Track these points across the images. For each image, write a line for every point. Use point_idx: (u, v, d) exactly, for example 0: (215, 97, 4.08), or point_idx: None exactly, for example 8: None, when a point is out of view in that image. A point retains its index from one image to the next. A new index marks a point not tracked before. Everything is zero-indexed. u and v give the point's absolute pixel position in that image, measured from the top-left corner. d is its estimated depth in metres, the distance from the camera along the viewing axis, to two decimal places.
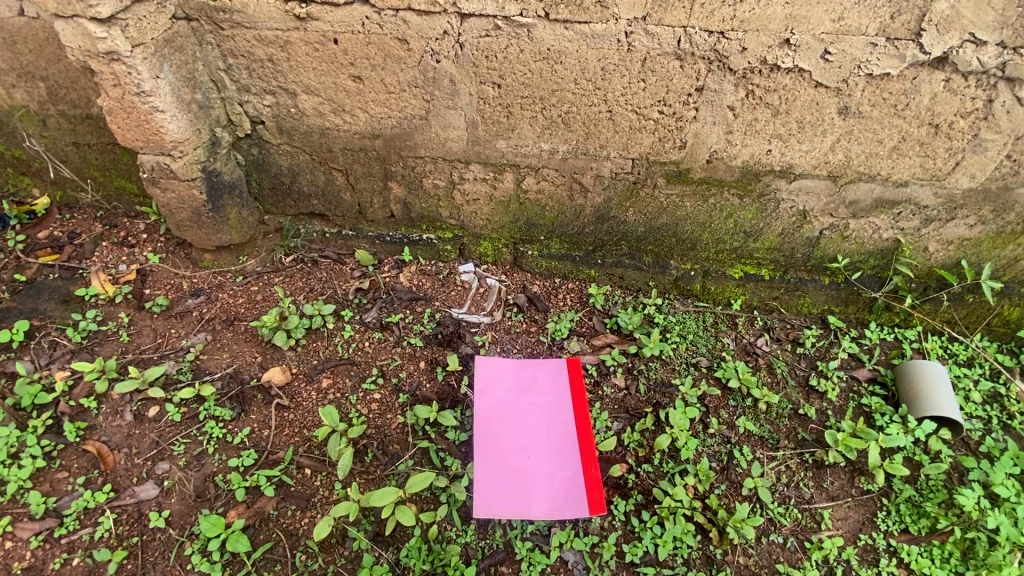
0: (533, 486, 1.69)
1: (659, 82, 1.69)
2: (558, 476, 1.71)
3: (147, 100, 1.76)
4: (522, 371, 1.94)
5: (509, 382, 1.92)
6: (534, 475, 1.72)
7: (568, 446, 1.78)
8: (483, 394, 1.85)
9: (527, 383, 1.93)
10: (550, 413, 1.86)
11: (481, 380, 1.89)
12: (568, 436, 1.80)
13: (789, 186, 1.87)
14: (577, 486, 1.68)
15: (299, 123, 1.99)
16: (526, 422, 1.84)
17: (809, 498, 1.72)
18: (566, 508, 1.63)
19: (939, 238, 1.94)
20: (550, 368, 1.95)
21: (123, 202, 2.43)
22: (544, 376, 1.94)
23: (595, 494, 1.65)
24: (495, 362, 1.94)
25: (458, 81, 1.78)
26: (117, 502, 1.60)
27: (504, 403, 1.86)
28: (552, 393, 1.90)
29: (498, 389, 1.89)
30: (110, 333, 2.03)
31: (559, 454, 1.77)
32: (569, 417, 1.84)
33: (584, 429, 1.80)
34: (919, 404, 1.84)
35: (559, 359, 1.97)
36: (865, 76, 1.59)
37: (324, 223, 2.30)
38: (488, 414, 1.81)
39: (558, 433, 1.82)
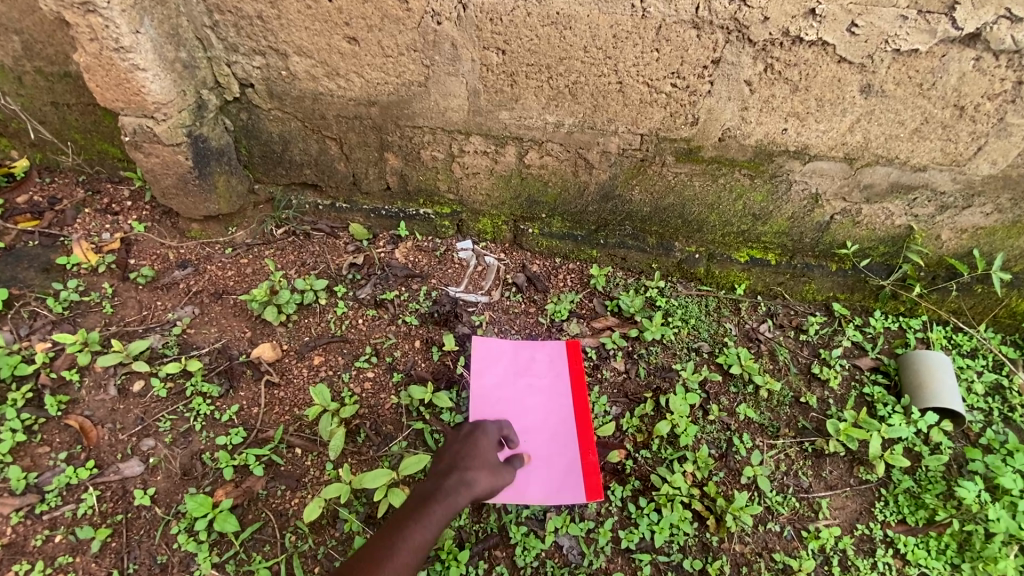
0: (527, 472, 1.66)
1: (673, 52, 1.59)
2: (554, 460, 1.68)
3: (127, 57, 1.65)
4: (520, 352, 1.89)
5: (506, 363, 1.86)
6: (530, 459, 1.68)
7: (566, 430, 1.74)
8: (479, 375, 1.81)
9: (525, 365, 1.87)
10: (548, 395, 1.82)
11: (478, 360, 1.84)
12: (566, 419, 1.76)
13: (802, 168, 1.79)
14: (574, 472, 1.65)
15: (290, 87, 1.88)
16: (523, 404, 1.80)
17: (807, 487, 1.70)
18: (561, 493, 1.60)
19: (953, 226, 1.88)
20: (549, 352, 1.90)
21: (106, 167, 2.32)
22: (543, 358, 1.89)
23: (592, 480, 1.62)
24: (492, 343, 1.89)
25: (459, 46, 1.67)
26: (100, 479, 1.55)
27: (502, 384, 1.81)
28: (551, 376, 1.85)
29: (495, 370, 1.84)
30: (93, 304, 1.96)
31: (556, 438, 1.73)
32: (568, 400, 1.80)
33: (582, 413, 1.77)
34: (922, 394, 1.81)
35: (558, 342, 1.92)
36: (891, 52, 1.50)
37: (317, 194, 2.21)
38: (484, 395, 1.77)
39: (556, 416, 1.78)
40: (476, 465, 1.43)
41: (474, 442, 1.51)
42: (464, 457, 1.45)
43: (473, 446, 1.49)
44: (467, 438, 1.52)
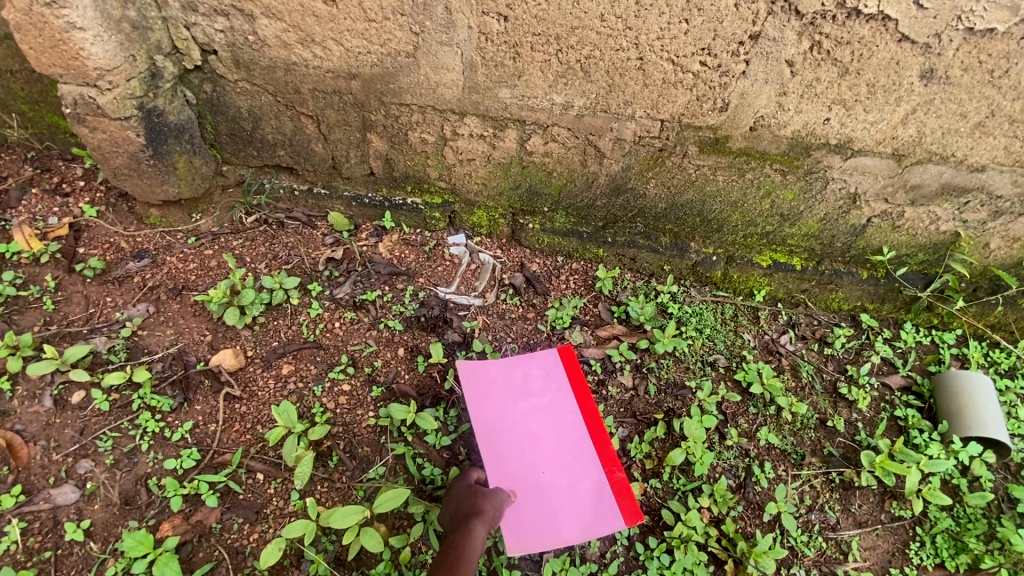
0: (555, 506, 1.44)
1: (705, 24, 1.36)
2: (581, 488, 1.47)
3: (60, 13, 1.41)
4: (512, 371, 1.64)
5: (500, 387, 1.61)
6: (555, 489, 1.47)
7: (585, 450, 1.52)
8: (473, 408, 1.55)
9: (520, 385, 1.62)
10: (554, 414, 1.58)
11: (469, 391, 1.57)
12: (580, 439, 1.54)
13: (842, 164, 1.57)
14: (606, 495, 1.46)
15: (258, 54, 1.63)
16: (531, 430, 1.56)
17: (834, 524, 1.52)
18: (599, 523, 1.42)
19: (1005, 234, 1.68)
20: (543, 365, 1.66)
21: (57, 142, 2.07)
22: (538, 373, 1.65)
23: (628, 501, 1.43)
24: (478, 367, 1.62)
25: (454, 10, 1.43)
26: (27, 508, 1.34)
27: (502, 412, 1.56)
28: (551, 392, 1.62)
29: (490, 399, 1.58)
30: (32, 299, 1.72)
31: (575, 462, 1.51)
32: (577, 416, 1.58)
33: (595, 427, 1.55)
34: (961, 420, 1.62)
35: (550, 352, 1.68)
36: (963, 31, 1.28)
37: (291, 178, 1.96)
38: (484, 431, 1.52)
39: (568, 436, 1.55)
40: (484, 506, 1.28)
41: (473, 489, 1.35)
42: (467, 504, 1.30)
43: (473, 492, 1.33)
44: (464, 488, 1.36)
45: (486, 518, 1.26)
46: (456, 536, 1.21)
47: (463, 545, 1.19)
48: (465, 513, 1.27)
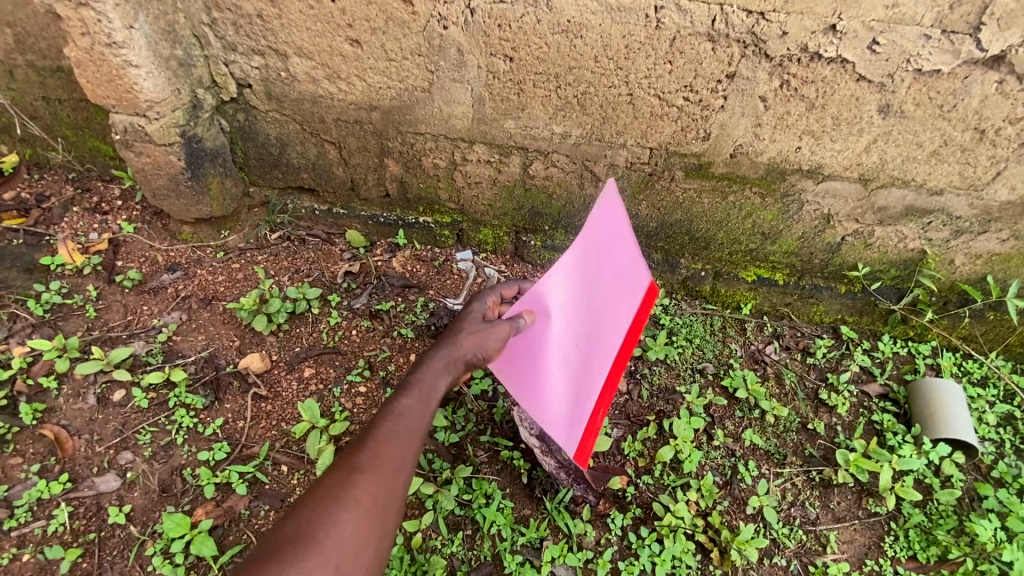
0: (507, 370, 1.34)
1: (686, 65, 1.54)
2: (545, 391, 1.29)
3: (119, 52, 1.60)
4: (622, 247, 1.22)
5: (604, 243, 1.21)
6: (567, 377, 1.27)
7: (591, 375, 1.24)
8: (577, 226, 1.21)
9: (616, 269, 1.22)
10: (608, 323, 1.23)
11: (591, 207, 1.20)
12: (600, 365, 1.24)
13: (815, 188, 1.74)
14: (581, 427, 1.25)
15: (289, 88, 1.82)
16: (573, 305, 1.24)
17: (814, 519, 1.64)
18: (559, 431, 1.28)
19: (968, 251, 1.83)
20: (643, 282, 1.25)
21: (98, 164, 2.24)
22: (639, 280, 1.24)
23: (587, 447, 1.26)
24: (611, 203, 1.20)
25: (466, 51, 1.62)
26: (73, 495, 1.48)
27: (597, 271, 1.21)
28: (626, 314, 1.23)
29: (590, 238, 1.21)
30: (76, 307, 1.88)
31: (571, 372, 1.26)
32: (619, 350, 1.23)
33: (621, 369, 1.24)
34: (934, 424, 1.75)
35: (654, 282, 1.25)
36: (912, 72, 1.45)
37: (313, 198, 2.14)
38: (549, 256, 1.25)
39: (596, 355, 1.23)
40: (463, 344, 1.24)
41: (466, 324, 1.29)
42: (449, 338, 1.26)
43: (462, 327, 1.28)
44: (460, 320, 1.31)
45: (461, 356, 1.24)
46: (421, 370, 1.20)
47: (420, 379, 1.18)
48: (442, 346, 1.24)
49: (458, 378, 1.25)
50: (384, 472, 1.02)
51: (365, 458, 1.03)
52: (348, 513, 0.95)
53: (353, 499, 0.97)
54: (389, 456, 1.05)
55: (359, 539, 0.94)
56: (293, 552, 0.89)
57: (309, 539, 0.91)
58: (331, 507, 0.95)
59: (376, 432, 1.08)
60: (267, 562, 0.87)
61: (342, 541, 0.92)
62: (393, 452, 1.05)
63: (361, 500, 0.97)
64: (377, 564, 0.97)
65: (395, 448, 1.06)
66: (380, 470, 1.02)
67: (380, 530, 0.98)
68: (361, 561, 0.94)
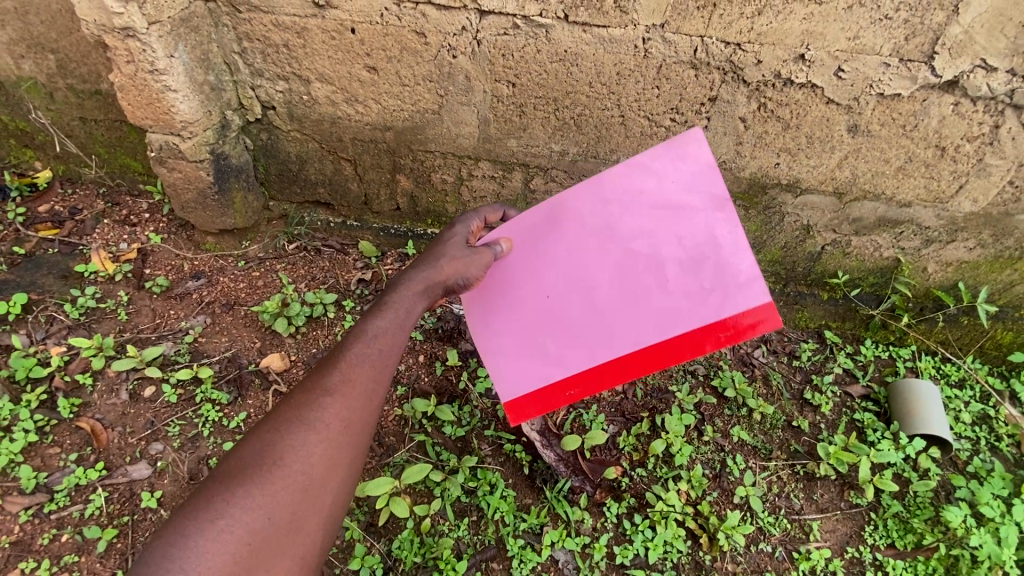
0: (501, 297, 1.37)
1: (672, 90, 1.70)
2: (548, 332, 1.29)
3: (160, 79, 1.77)
4: (701, 214, 1.18)
5: (673, 196, 1.22)
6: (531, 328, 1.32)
7: (557, 337, 1.28)
8: (640, 162, 1.25)
9: (681, 230, 1.20)
10: (657, 284, 1.20)
11: (670, 149, 1.23)
12: (636, 327, 1.19)
13: (793, 201, 1.89)
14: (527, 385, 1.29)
15: (310, 110, 1.99)
16: (562, 257, 1.32)
17: (799, 509, 1.75)
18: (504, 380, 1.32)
19: (938, 260, 1.96)
20: (750, 290, 1.09)
21: (127, 180, 2.36)
22: (734, 273, 1.12)
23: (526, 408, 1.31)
24: (697, 154, 1.21)
25: (472, 78, 1.79)
26: (109, 481, 1.62)
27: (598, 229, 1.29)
28: (693, 291, 1.15)
29: (660, 183, 1.23)
30: (108, 311, 2.03)
31: (592, 321, 1.25)
32: (673, 325, 1.15)
33: (667, 349, 1.17)
34: (911, 421, 1.86)
35: (767, 299, 1.07)
36: (875, 95, 1.61)
37: (328, 212, 2.29)
38: (598, 190, 1.30)
39: (633, 312, 1.21)
40: (443, 268, 1.27)
41: (448, 247, 1.30)
42: (428, 261, 1.28)
43: (443, 251, 1.29)
44: (442, 242, 1.32)
45: (440, 279, 1.27)
46: (398, 292, 1.23)
47: (393, 301, 1.21)
48: (419, 269, 1.26)
49: (437, 299, 1.30)
50: (353, 394, 1.08)
51: (333, 381, 1.08)
52: (316, 435, 1.02)
53: (321, 421, 1.03)
54: (359, 377, 1.10)
55: (328, 457, 1.02)
56: (263, 471, 0.97)
57: (279, 459, 0.98)
58: (299, 430, 1.02)
59: (347, 353, 1.12)
60: (239, 481, 0.95)
61: (311, 461, 1.00)
62: (362, 374, 1.10)
63: (331, 422, 1.04)
64: (350, 477, 1.05)
65: (366, 370, 1.11)
66: (349, 392, 1.07)
67: (350, 447, 1.05)
68: (331, 476, 1.02)
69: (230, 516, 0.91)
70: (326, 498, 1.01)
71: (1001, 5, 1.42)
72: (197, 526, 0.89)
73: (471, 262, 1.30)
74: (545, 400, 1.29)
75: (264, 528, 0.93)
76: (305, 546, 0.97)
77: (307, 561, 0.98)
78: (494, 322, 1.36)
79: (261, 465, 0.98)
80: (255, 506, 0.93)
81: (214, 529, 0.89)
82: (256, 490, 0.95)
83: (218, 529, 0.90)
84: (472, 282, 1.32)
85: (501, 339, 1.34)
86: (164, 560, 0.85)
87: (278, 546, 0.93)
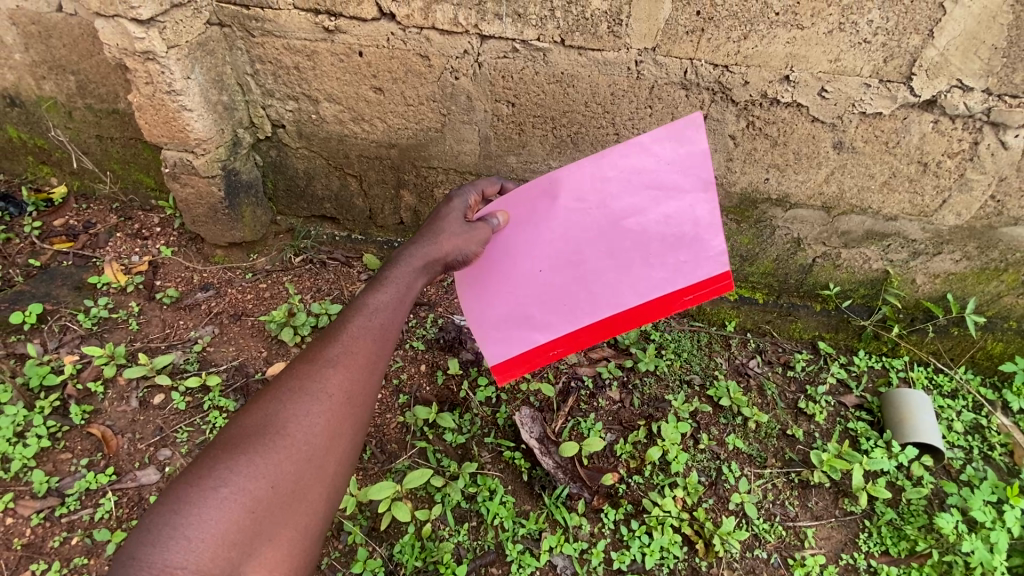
0: (492, 267, 1.42)
1: (664, 109, 1.78)
2: (535, 300, 1.38)
3: (177, 99, 1.86)
4: (689, 195, 1.28)
5: (665, 177, 1.29)
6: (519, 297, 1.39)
7: (544, 304, 1.38)
8: (639, 142, 1.30)
9: (666, 209, 1.30)
10: (640, 258, 1.32)
11: (668, 131, 1.28)
12: (616, 294, 1.33)
13: (783, 215, 1.95)
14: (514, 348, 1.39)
15: (318, 128, 2.07)
16: (553, 231, 1.38)
17: (794, 516, 1.77)
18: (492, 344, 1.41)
19: (926, 271, 2.01)
20: (716, 264, 1.26)
21: (139, 196, 2.43)
22: (706, 248, 1.27)
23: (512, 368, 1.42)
24: (694, 138, 1.26)
25: (474, 98, 1.87)
26: (118, 485, 1.69)
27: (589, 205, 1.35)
28: (670, 264, 1.29)
29: (655, 164, 1.30)
30: (120, 321, 2.09)
31: (578, 290, 1.36)
32: (649, 293, 1.31)
33: (640, 312, 1.34)
34: (903, 429, 1.89)
35: (727, 272, 1.26)
36: (858, 114, 1.69)
37: (334, 226, 2.37)
38: (595, 167, 1.34)
39: (615, 282, 1.33)
40: (443, 246, 1.33)
41: (447, 226, 1.36)
42: (428, 239, 1.34)
43: (442, 230, 1.35)
44: (441, 219, 1.38)
45: (440, 257, 1.33)
46: (399, 268, 1.28)
47: (394, 277, 1.26)
48: (419, 246, 1.32)
49: (436, 276, 1.36)
50: (354, 367, 1.13)
51: (335, 353, 1.13)
52: (319, 405, 1.07)
53: (323, 392, 1.08)
54: (361, 349, 1.15)
55: (329, 428, 1.07)
56: (267, 440, 1.01)
57: (282, 429, 1.03)
58: (303, 398, 1.07)
59: (349, 326, 1.17)
60: (241, 450, 1.00)
61: (313, 430, 1.05)
62: (363, 347, 1.15)
63: (334, 393, 1.09)
64: (351, 448, 1.10)
65: (367, 344, 1.16)
66: (350, 365, 1.12)
67: (350, 418, 1.10)
68: (332, 447, 1.07)
69: (234, 483, 0.95)
70: (327, 469, 1.05)
71: (973, 30, 1.50)
72: (200, 494, 0.93)
73: (470, 238, 1.36)
74: (529, 360, 1.41)
75: (266, 492, 0.97)
76: (308, 515, 1.02)
77: (308, 529, 1.02)
78: (483, 290, 1.42)
79: (265, 433, 1.02)
80: (259, 474, 0.98)
81: (217, 496, 0.93)
82: (259, 459, 0.99)
83: (221, 496, 0.94)
84: (470, 260, 1.38)
85: (491, 311, 1.41)
86: (168, 524, 0.89)
87: (279, 513, 0.98)
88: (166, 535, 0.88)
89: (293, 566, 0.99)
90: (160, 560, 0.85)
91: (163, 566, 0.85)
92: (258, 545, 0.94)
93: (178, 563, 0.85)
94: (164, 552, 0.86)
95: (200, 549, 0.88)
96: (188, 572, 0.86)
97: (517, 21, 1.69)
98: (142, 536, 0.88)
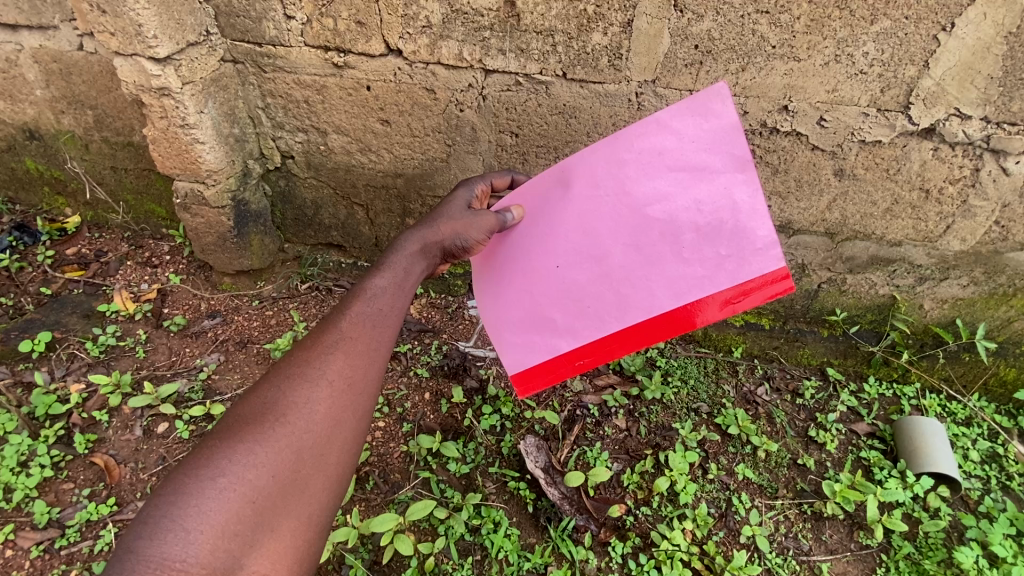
0: (511, 267, 1.40)
1: None
2: (557, 302, 1.33)
3: (190, 132, 1.92)
4: (722, 176, 1.17)
5: (692, 157, 1.20)
6: (539, 298, 1.35)
7: (564, 306, 1.32)
8: (658, 120, 1.22)
9: (698, 195, 1.19)
10: (671, 251, 1.21)
11: (689, 106, 1.19)
12: (648, 294, 1.23)
13: (787, 241, 1.97)
14: (536, 356, 1.35)
15: (326, 159, 2.12)
16: (571, 224, 1.32)
17: (807, 550, 1.72)
18: (512, 350, 1.37)
19: (934, 296, 1.99)
20: (764, 255, 1.13)
21: (150, 225, 2.47)
22: (751, 238, 1.14)
23: (536, 378, 1.37)
24: (720, 112, 1.17)
25: (478, 129, 1.91)
26: (119, 516, 1.68)
27: (609, 193, 1.28)
28: (709, 259, 1.18)
29: (679, 143, 1.21)
30: (127, 348, 2.11)
31: (603, 291, 1.28)
32: (686, 293, 1.20)
33: (677, 316, 1.23)
34: (916, 458, 1.85)
35: (780, 265, 1.12)
36: (857, 141, 1.71)
37: (341, 253, 2.39)
38: (612, 152, 1.28)
39: (644, 280, 1.23)
40: (441, 230, 1.35)
41: (445, 212, 1.38)
42: (426, 225, 1.36)
43: (440, 216, 1.37)
44: (442, 208, 1.40)
45: (437, 241, 1.34)
46: (397, 254, 1.31)
47: (393, 264, 1.28)
48: (417, 232, 1.35)
49: (435, 263, 1.37)
50: (354, 352, 1.13)
51: (334, 339, 1.14)
52: (320, 391, 1.07)
53: (323, 378, 1.09)
54: (362, 335, 1.16)
55: (330, 414, 1.06)
56: (265, 429, 1.01)
57: (280, 417, 1.03)
58: (304, 383, 1.07)
59: (349, 312, 1.18)
60: (239, 439, 1.00)
61: (313, 417, 1.05)
62: (363, 334, 1.16)
63: (336, 379, 1.09)
64: (353, 438, 1.09)
65: (366, 329, 1.17)
66: (350, 351, 1.13)
67: (352, 406, 1.09)
68: (334, 435, 1.06)
69: (232, 474, 0.95)
70: (329, 458, 1.05)
71: (968, 60, 1.53)
72: (196, 486, 0.93)
73: (470, 225, 1.35)
74: (555, 370, 1.35)
75: (267, 484, 0.97)
76: (310, 507, 1.01)
77: (312, 521, 1.01)
78: (501, 292, 1.40)
79: (266, 419, 1.03)
80: (257, 464, 0.98)
81: (216, 486, 0.94)
82: (258, 447, 0.99)
83: (220, 487, 0.94)
84: (471, 245, 1.36)
85: (508, 316, 1.38)
86: (165, 517, 0.89)
87: (280, 503, 0.97)
88: (164, 528, 0.88)
89: (295, 562, 0.98)
90: (158, 554, 0.85)
91: (162, 559, 0.85)
92: (260, 537, 0.94)
93: (177, 555, 0.86)
94: (163, 545, 0.86)
95: (199, 541, 0.88)
96: (188, 564, 0.86)
97: (519, 56, 1.74)
98: (139, 530, 0.88)
